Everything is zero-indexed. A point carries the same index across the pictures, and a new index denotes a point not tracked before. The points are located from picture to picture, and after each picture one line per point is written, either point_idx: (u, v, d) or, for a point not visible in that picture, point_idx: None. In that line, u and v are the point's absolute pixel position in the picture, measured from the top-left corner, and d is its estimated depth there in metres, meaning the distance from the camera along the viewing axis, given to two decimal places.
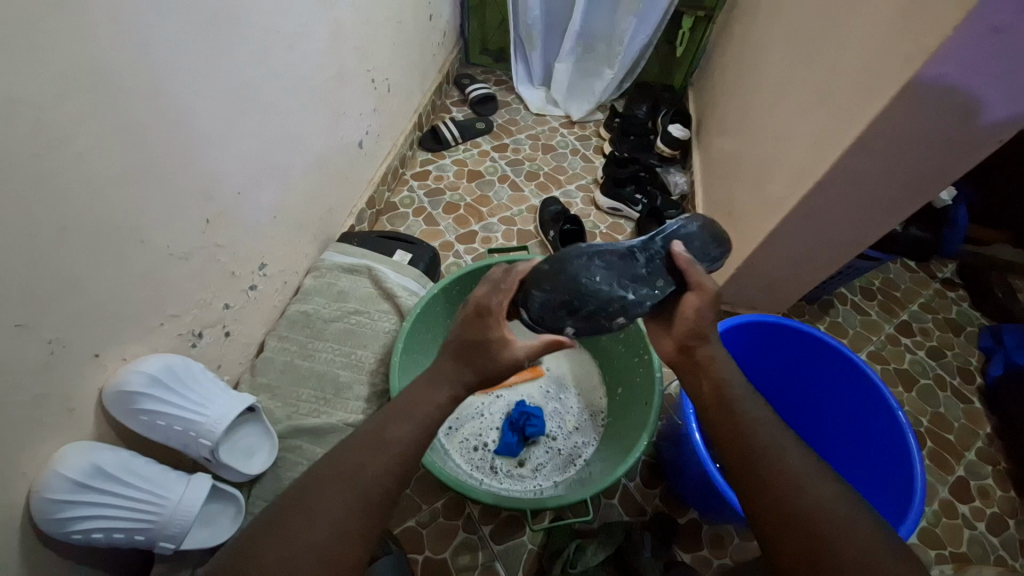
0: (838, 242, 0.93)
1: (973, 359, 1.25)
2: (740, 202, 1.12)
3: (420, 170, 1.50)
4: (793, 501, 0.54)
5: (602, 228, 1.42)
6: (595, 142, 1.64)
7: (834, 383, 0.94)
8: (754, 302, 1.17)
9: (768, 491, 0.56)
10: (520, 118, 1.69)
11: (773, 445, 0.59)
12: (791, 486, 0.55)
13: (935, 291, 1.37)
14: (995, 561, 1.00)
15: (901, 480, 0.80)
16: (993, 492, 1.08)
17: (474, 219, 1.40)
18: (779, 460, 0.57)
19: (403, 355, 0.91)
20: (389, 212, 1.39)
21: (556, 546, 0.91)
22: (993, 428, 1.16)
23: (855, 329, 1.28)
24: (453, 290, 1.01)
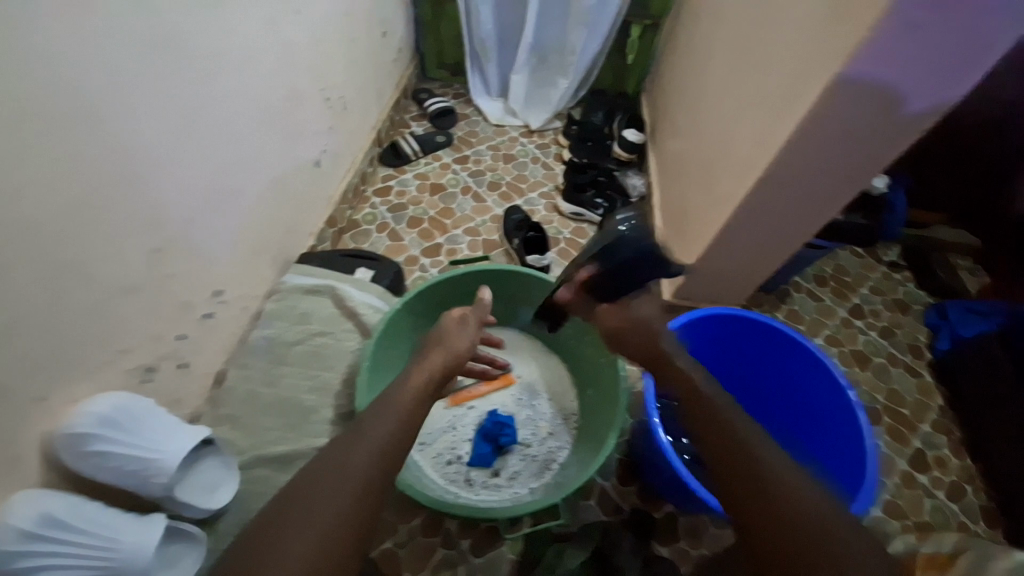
0: (785, 233, 0.97)
1: (922, 335, 1.32)
2: (694, 200, 1.16)
3: (381, 185, 1.49)
4: (781, 504, 0.53)
5: (566, 233, 1.44)
6: (554, 148, 1.66)
7: (790, 370, 0.97)
8: (715, 295, 1.20)
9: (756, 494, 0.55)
10: (480, 129, 1.70)
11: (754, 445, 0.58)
12: (774, 487, 0.54)
13: (883, 273, 1.44)
14: (957, 526, 1.06)
15: (855, 456, 0.84)
16: (949, 460, 1.13)
17: (438, 232, 1.40)
18: (756, 459, 0.57)
19: (369, 373, 0.91)
20: (352, 230, 1.38)
21: (536, 553, 0.91)
22: (943, 400, 1.22)
23: (812, 316, 1.33)
24: (418, 304, 1.01)
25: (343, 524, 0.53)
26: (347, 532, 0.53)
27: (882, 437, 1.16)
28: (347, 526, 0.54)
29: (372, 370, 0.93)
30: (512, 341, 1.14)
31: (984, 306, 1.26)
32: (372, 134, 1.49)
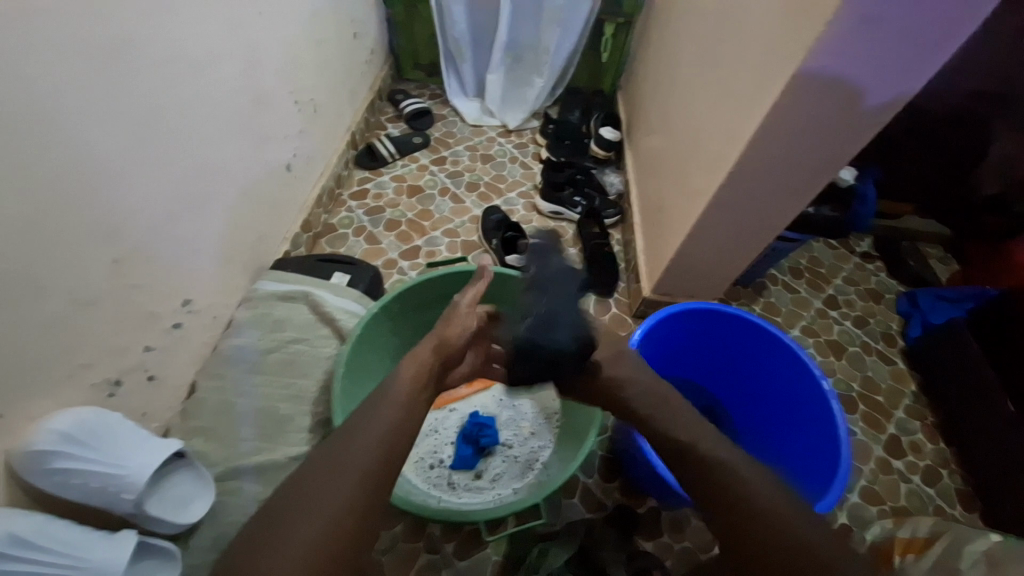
0: (757, 227, 0.99)
1: (894, 323, 1.35)
2: (669, 196, 1.17)
3: (357, 188, 1.48)
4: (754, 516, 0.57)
5: (545, 232, 1.44)
6: (532, 148, 1.66)
7: (773, 369, 0.98)
8: (693, 290, 1.21)
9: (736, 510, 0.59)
10: (457, 129, 1.70)
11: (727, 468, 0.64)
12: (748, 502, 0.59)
13: (856, 264, 1.47)
14: (934, 510, 1.08)
15: (826, 447, 0.86)
16: (924, 445, 1.16)
17: (417, 234, 1.39)
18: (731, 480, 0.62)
19: (346, 379, 0.90)
20: (329, 234, 1.36)
21: (520, 554, 0.91)
22: (916, 386, 1.25)
23: (788, 307, 1.36)
24: (394, 307, 1.01)
25: (334, 539, 0.54)
26: (338, 546, 0.54)
27: (858, 424, 1.18)
28: (324, 541, 0.53)
29: (349, 376, 0.92)
30: None
31: (954, 293, 1.28)
32: (346, 137, 1.48)
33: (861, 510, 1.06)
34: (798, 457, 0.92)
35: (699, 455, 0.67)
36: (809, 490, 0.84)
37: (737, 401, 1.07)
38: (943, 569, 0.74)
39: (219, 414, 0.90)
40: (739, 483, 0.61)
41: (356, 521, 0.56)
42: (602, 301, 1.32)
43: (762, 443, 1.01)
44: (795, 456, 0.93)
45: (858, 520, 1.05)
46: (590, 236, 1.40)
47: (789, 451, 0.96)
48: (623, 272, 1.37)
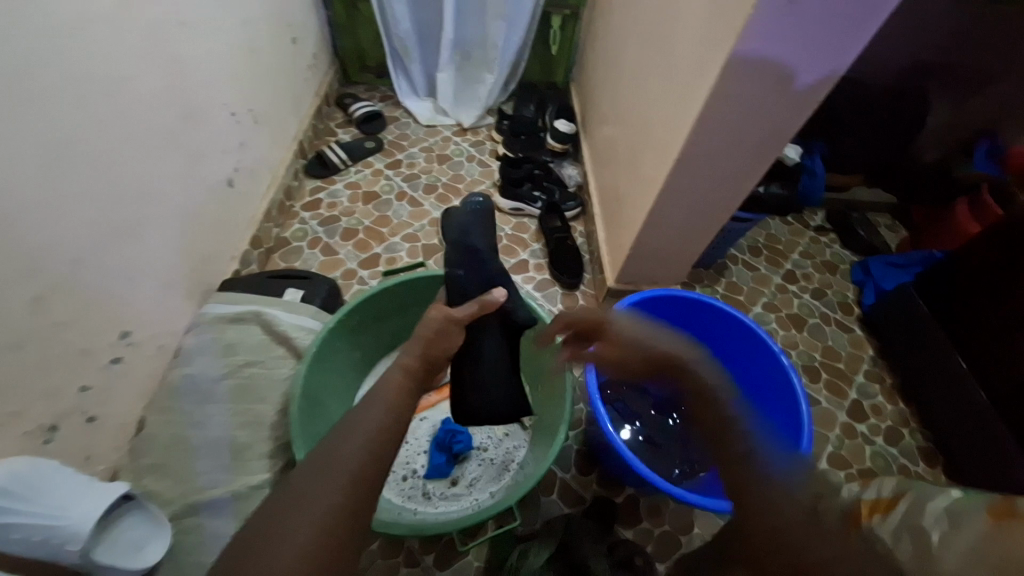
0: (709, 210, 1.00)
1: (850, 292, 1.39)
2: (624, 186, 1.17)
3: (309, 199, 1.43)
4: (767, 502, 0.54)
5: (507, 229, 1.42)
6: (489, 146, 1.64)
7: (738, 352, 1.00)
8: (655, 277, 1.22)
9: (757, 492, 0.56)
10: (410, 131, 1.66)
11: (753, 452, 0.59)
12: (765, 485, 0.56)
13: (811, 238, 1.51)
14: (898, 469, 1.11)
15: (789, 422, 0.88)
16: (884, 407, 1.20)
17: (375, 241, 1.36)
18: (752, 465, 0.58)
19: (305, 402, 0.87)
20: (282, 249, 1.32)
21: (501, 557, 0.90)
22: (874, 351, 1.29)
23: (749, 285, 1.39)
24: (353, 320, 0.99)
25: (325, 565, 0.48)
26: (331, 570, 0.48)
27: (822, 393, 1.22)
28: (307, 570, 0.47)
29: (309, 398, 0.89)
30: None
31: (901, 259, 1.35)
32: (294, 148, 1.43)
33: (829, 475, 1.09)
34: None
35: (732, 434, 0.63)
36: None
37: None
38: None
39: (174, 447, 0.86)
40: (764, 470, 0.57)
41: (347, 542, 0.50)
42: (569, 294, 1.31)
43: None
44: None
45: None
46: (552, 230, 1.39)
47: None
48: (587, 264, 1.37)
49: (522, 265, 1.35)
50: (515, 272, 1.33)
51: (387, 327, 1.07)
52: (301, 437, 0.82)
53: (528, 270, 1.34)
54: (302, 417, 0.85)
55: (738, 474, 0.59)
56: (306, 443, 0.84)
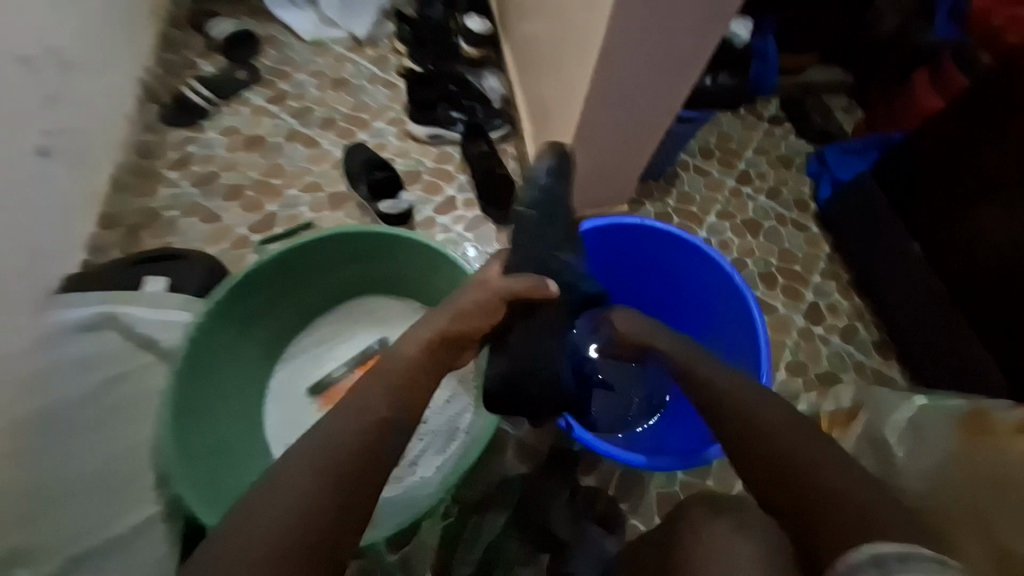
0: (648, 113, 0.84)
1: (806, 187, 1.29)
2: (551, 95, 0.97)
3: (177, 156, 1.17)
4: (766, 436, 0.56)
5: (427, 162, 1.20)
6: (393, 60, 1.35)
7: (692, 279, 0.91)
8: (597, 200, 1.06)
9: (753, 431, 0.57)
10: (293, 53, 1.34)
11: (741, 399, 0.61)
12: (763, 424, 0.57)
13: (766, 131, 1.36)
14: (853, 366, 1.07)
15: (747, 347, 0.83)
16: (840, 305, 1.13)
17: (267, 198, 1.13)
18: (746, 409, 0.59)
19: (181, 438, 0.74)
20: (153, 223, 1.09)
21: (454, 531, 0.84)
22: (830, 248, 1.20)
23: (701, 193, 1.26)
24: (234, 307, 0.83)
25: None
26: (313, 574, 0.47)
27: (778, 300, 1.14)
28: None
29: (201, 443, 0.78)
30: (379, 307, 0.99)
31: (858, 144, 1.23)
32: (135, 96, 1.16)
33: (786, 384, 1.04)
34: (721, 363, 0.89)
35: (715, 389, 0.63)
36: None
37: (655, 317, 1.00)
38: (869, 440, 0.75)
39: (37, 492, 0.72)
40: (752, 415, 0.59)
41: None
42: (505, 231, 1.14)
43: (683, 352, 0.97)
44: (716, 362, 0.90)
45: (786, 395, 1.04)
46: (478, 158, 1.18)
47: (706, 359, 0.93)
48: None
49: (449, 203, 1.17)
50: (440, 214, 1.15)
51: (287, 306, 0.91)
52: (200, 498, 0.72)
53: (455, 209, 1.16)
54: (193, 471, 0.74)
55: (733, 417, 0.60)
56: (203, 497, 0.73)
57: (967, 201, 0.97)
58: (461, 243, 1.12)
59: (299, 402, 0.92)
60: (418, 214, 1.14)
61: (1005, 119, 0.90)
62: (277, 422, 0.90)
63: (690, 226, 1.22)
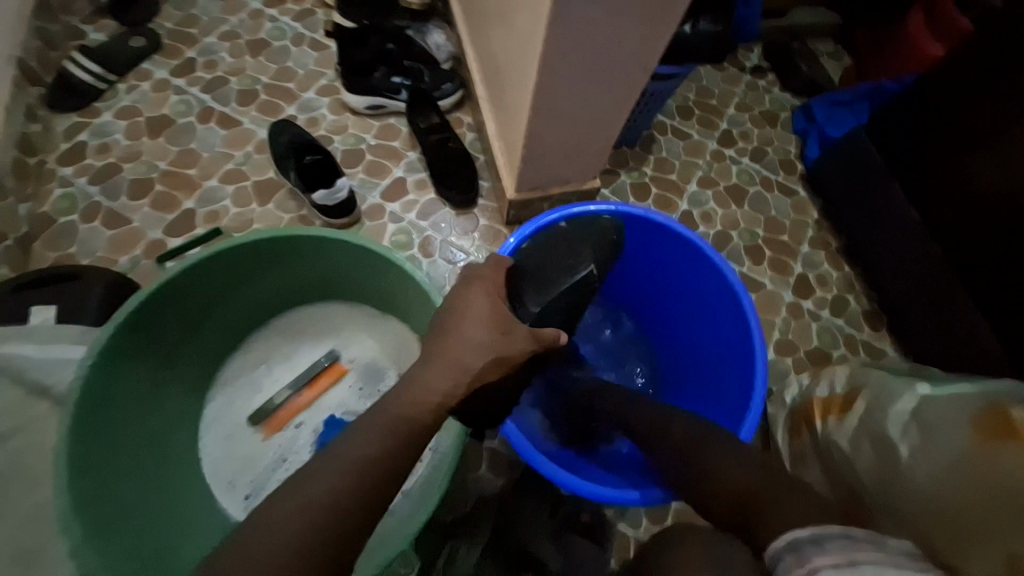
0: (619, 75, 0.70)
1: (792, 146, 1.18)
2: (503, 53, 0.83)
3: (67, 147, 0.97)
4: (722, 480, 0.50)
5: (370, 139, 1.05)
6: (321, 15, 1.15)
7: (678, 274, 0.81)
8: (565, 176, 0.93)
9: (708, 481, 0.52)
10: (200, 11, 1.12)
11: (706, 447, 0.56)
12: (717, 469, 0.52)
13: (747, 83, 1.24)
14: (844, 341, 1.02)
15: (739, 354, 0.73)
16: (829, 276, 1.07)
17: (183, 193, 0.96)
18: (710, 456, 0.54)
19: (89, 503, 0.60)
20: (45, 231, 0.91)
21: (429, 561, 0.77)
22: (819, 212, 1.13)
23: (681, 158, 1.14)
24: (141, 333, 0.68)
25: None
26: None
27: (766, 274, 1.06)
28: None
29: (124, 509, 0.65)
30: (325, 315, 0.89)
31: (847, 95, 1.13)
32: (11, 78, 0.93)
33: (775, 366, 0.98)
34: (711, 368, 0.79)
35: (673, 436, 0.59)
36: (725, 405, 0.73)
37: (641, 312, 0.91)
38: (868, 431, 0.70)
39: None
40: (709, 458, 0.54)
41: None
42: (466, 215, 1.01)
43: (670, 359, 0.87)
44: (705, 364, 0.80)
45: (775, 376, 0.98)
46: (427, 130, 1.02)
47: (694, 369, 0.83)
48: (483, 169, 1.05)
49: (399, 186, 1.02)
50: (390, 200, 1.00)
51: (210, 324, 0.78)
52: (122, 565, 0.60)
53: (406, 193, 1.01)
54: (110, 537, 0.61)
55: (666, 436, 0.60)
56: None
57: (961, 152, 0.88)
58: (416, 232, 0.99)
59: (241, 433, 0.81)
60: (364, 202, 1.00)
61: (1004, 60, 0.80)
62: (214, 454, 0.79)
63: (670, 197, 1.10)
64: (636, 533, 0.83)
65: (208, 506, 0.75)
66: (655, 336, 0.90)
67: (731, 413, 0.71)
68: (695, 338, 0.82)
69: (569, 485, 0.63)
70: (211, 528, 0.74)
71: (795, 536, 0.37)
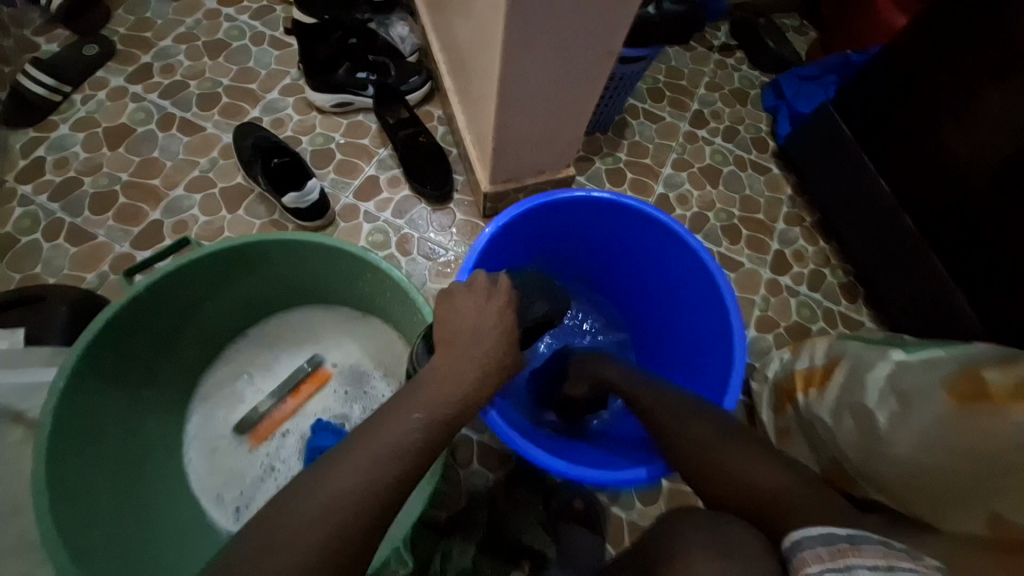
0: (583, 61, 0.70)
1: (763, 123, 1.19)
2: (467, 43, 0.81)
3: (23, 163, 0.94)
4: (729, 474, 0.50)
5: (338, 138, 1.03)
6: (280, 12, 1.12)
7: (653, 256, 0.81)
8: (539, 166, 0.92)
9: (714, 474, 0.51)
10: (152, 13, 1.08)
11: (702, 436, 0.55)
12: (721, 463, 0.51)
13: (716, 62, 1.24)
14: (822, 315, 1.03)
15: (717, 330, 0.73)
16: (806, 251, 1.09)
17: (149, 204, 0.94)
18: (709, 448, 0.53)
19: (70, 529, 0.57)
20: (7, 252, 0.88)
21: (426, 559, 0.77)
22: (792, 188, 1.14)
23: (654, 141, 1.14)
24: (109, 353, 0.66)
25: None
26: None
27: (744, 253, 1.07)
28: None
29: (114, 534, 0.63)
30: (304, 321, 0.87)
31: (815, 69, 1.14)
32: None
33: (757, 343, 0.99)
34: (690, 346, 0.80)
35: (669, 426, 0.58)
36: (704, 382, 0.74)
37: (620, 297, 0.92)
38: (847, 403, 0.71)
39: None
40: (710, 450, 0.53)
41: None
42: (442, 211, 1.00)
43: (651, 342, 0.88)
44: (685, 344, 0.81)
45: (757, 353, 0.99)
46: (396, 126, 1.01)
47: (674, 350, 0.83)
48: (457, 162, 1.04)
49: (372, 185, 1.00)
50: (363, 199, 0.99)
51: (186, 337, 0.76)
52: None
53: (380, 191, 1.00)
54: (97, 561, 0.59)
55: (663, 422, 0.58)
56: None
57: (928, 124, 0.87)
58: (393, 230, 0.97)
59: (226, 445, 0.80)
60: (337, 203, 0.98)
61: (957, 29, 0.81)
62: (199, 471, 0.77)
63: (646, 181, 1.10)
64: (630, 514, 0.85)
65: (199, 521, 0.74)
66: (635, 320, 0.91)
67: (710, 390, 0.71)
68: (674, 318, 0.83)
69: (559, 471, 0.61)
70: (202, 544, 0.72)
71: (825, 530, 0.37)
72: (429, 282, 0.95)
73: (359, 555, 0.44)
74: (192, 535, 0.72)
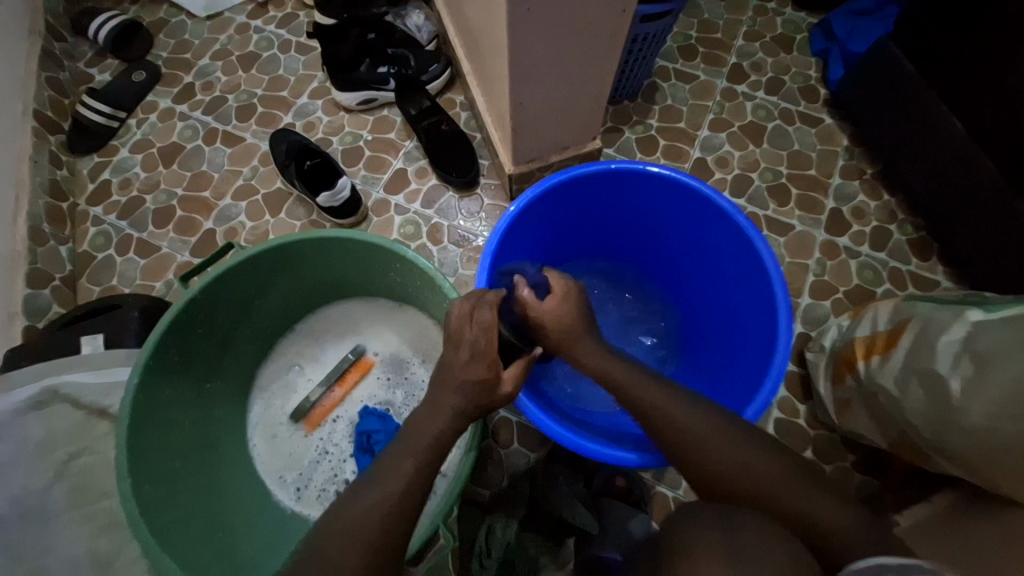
0: (592, 24, 0.66)
1: (812, 71, 1.09)
2: (476, 23, 0.80)
3: (94, 187, 1.04)
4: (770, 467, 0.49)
5: (365, 135, 1.05)
6: (303, 17, 1.16)
7: (692, 228, 0.77)
8: (563, 141, 0.90)
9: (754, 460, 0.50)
10: (190, 34, 1.15)
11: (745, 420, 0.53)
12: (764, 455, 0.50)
13: (754, 9, 1.14)
14: (889, 277, 0.94)
15: (761, 305, 0.68)
16: (867, 207, 0.98)
17: (202, 215, 1.01)
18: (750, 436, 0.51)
19: (153, 511, 0.65)
20: (87, 268, 0.98)
21: (471, 535, 0.79)
22: (848, 139, 1.04)
23: (688, 103, 1.07)
24: (174, 353, 0.72)
25: None
26: None
27: (794, 214, 0.99)
28: None
29: (194, 514, 0.70)
30: (344, 315, 0.92)
31: (870, 2, 1.01)
32: (32, 130, 0.99)
33: (812, 311, 0.92)
34: (734, 325, 0.74)
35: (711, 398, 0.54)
36: (751, 355, 0.69)
37: (658, 276, 0.87)
38: (913, 369, 0.64)
39: None
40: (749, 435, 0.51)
41: None
42: (470, 198, 1.00)
43: (692, 322, 0.83)
44: (728, 317, 0.76)
45: (813, 321, 0.92)
46: (418, 116, 1.01)
47: (716, 330, 0.78)
48: (481, 146, 1.03)
49: (401, 178, 1.02)
50: (393, 193, 1.01)
51: (240, 335, 0.82)
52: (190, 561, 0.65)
53: (408, 183, 1.01)
54: (180, 538, 0.66)
55: (679, 437, 0.53)
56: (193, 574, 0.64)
57: (1002, 54, 0.74)
58: (423, 220, 0.99)
59: (284, 431, 0.86)
60: (368, 198, 1.01)
61: None
62: (263, 455, 0.84)
63: (681, 146, 1.04)
64: (676, 494, 0.83)
65: (267, 499, 0.81)
66: (675, 299, 0.86)
67: (753, 373, 0.66)
68: (716, 295, 0.78)
69: (600, 454, 0.59)
70: (271, 521, 0.79)
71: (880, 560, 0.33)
72: (461, 269, 0.96)
73: (390, 529, 0.47)
74: (263, 512, 0.79)
